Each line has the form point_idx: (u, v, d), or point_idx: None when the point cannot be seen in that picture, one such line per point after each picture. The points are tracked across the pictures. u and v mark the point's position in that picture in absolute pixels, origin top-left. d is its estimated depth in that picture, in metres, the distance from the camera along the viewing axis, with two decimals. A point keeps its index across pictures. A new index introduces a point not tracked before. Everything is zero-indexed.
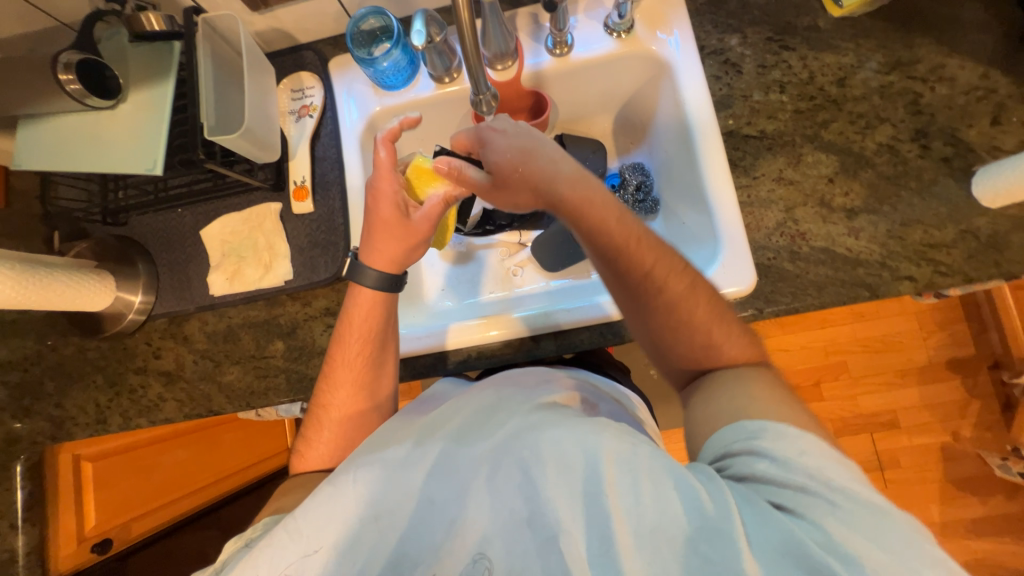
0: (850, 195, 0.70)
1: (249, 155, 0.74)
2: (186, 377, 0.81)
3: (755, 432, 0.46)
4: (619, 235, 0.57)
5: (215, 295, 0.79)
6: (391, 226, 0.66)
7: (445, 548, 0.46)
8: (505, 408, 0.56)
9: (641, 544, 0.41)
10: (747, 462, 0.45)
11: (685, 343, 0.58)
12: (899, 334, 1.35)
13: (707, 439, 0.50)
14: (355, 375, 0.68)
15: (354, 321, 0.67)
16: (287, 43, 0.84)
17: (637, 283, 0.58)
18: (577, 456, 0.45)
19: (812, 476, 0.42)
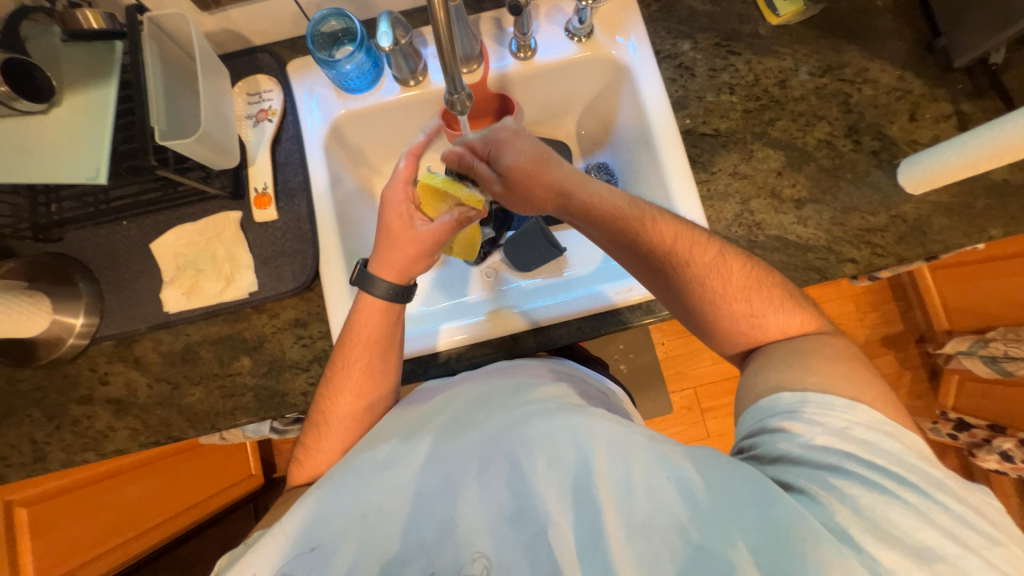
0: (796, 186, 0.76)
1: (204, 161, 0.70)
2: (139, 403, 0.75)
3: (796, 404, 0.49)
4: (634, 221, 0.61)
5: (170, 311, 0.74)
6: (397, 235, 0.67)
7: (436, 546, 0.45)
8: (498, 399, 0.57)
9: (631, 537, 0.43)
10: (781, 438, 0.49)
11: (724, 312, 0.60)
12: (840, 316, 1.47)
13: (746, 411, 0.54)
14: (358, 380, 0.66)
15: (357, 325, 0.66)
16: (240, 45, 0.80)
17: (665, 261, 0.60)
18: (568, 450, 0.47)
19: (851, 456, 0.45)
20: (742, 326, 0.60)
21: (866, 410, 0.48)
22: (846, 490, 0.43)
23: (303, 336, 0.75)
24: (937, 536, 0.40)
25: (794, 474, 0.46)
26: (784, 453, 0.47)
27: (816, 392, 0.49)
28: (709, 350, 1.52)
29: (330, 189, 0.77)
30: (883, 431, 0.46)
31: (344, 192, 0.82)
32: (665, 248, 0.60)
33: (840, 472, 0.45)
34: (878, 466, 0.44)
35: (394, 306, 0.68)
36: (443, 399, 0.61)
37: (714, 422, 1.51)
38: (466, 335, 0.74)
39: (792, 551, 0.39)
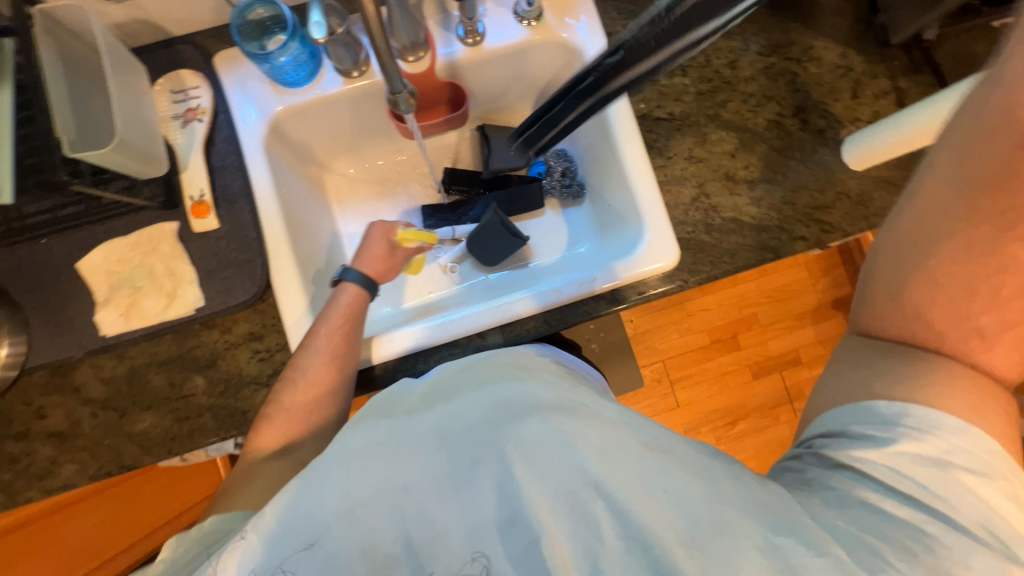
0: (749, 167, 0.77)
1: (129, 171, 0.65)
2: (84, 436, 0.70)
3: (893, 415, 0.45)
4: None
5: (108, 334, 0.69)
6: (379, 249, 0.75)
7: (431, 549, 0.45)
8: (493, 389, 0.55)
9: (629, 547, 0.43)
10: (860, 447, 0.45)
11: (947, 310, 0.45)
12: (793, 284, 1.57)
13: (835, 409, 0.49)
14: (333, 345, 0.66)
15: (343, 305, 0.70)
16: (157, 37, 0.73)
17: (1011, 197, 0.40)
18: (561, 456, 0.46)
19: (933, 490, 0.42)
20: (947, 329, 0.45)
21: (981, 437, 0.42)
22: (919, 525, 0.41)
23: (260, 350, 0.71)
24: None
25: (859, 488, 0.44)
26: (856, 462, 0.45)
27: (920, 407, 0.44)
28: (676, 324, 1.57)
29: (274, 191, 0.72)
30: (993, 471, 0.42)
31: (290, 194, 0.77)
32: (1010, 173, 0.40)
33: (920, 506, 0.42)
34: (966, 510, 0.41)
35: (363, 294, 0.71)
36: (444, 385, 0.59)
37: (683, 392, 1.57)
38: (426, 337, 0.73)
39: None
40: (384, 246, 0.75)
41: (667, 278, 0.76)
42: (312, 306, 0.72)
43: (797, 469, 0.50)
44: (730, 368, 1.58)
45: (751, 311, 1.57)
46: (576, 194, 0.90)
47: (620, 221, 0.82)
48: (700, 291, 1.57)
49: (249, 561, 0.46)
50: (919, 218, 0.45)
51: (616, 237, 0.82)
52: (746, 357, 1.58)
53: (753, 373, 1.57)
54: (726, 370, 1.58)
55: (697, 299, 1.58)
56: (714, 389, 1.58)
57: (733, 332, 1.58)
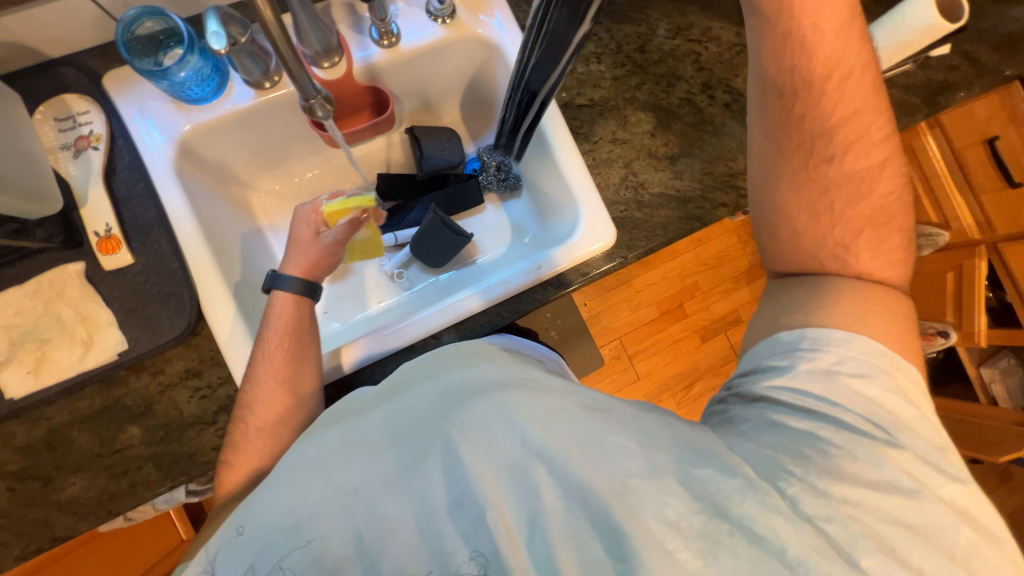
0: (669, 144, 0.82)
1: (10, 209, 0.58)
2: (2, 513, 0.62)
3: (792, 342, 0.52)
4: (818, 63, 0.49)
5: (16, 396, 0.61)
6: (307, 234, 0.70)
7: (378, 546, 0.44)
8: (438, 376, 0.54)
9: (569, 505, 0.43)
10: (769, 377, 0.52)
11: (812, 231, 0.54)
12: (726, 250, 1.69)
13: (755, 347, 0.56)
14: (277, 367, 0.62)
15: (276, 320, 0.65)
16: (30, 60, 0.65)
17: (802, 134, 0.52)
18: (502, 429, 0.46)
19: (827, 400, 0.48)
20: (823, 249, 0.54)
21: (866, 342, 0.49)
22: (819, 432, 0.47)
23: (200, 386, 0.67)
24: (896, 472, 0.45)
25: (770, 412, 0.50)
26: (767, 391, 0.51)
27: (815, 328, 0.51)
28: (627, 301, 1.64)
29: (193, 218, 0.67)
30: (880, 370, 0.49)
31: (212, 218, 0.72)
32: (802, 118, 0.51)
33: (821, 417, 0.48)
34: (856, 411, 0.47)
35: (303, 300, 0.67)
36: (394, 381, 0.58)
37: (641, 364, 1.65)
38: (380, 346, 0.72)
39: (719, 505, 0.43)
40: (312, 230, 0.70)
41: (607, 256, 0.79)
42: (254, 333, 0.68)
43: (723, 409, 0.55)
44: (681, 335, 1.67)
45: (692, 280, 1.68)
46: (513, 186, 0.92)
47: (555, 207, 0.84)
48: (645, 267, 1.65)
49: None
50: (749, 163, 0.57)
51: (554, 224, 0.85)
52: (694, 323, 1.68)
53: (701, 337, 1.68)
54: (677, 338, 1.67)
55: (643, 275, 1.65)
56: (669, 357, 1.67)
57: (679, 302, 1.67)
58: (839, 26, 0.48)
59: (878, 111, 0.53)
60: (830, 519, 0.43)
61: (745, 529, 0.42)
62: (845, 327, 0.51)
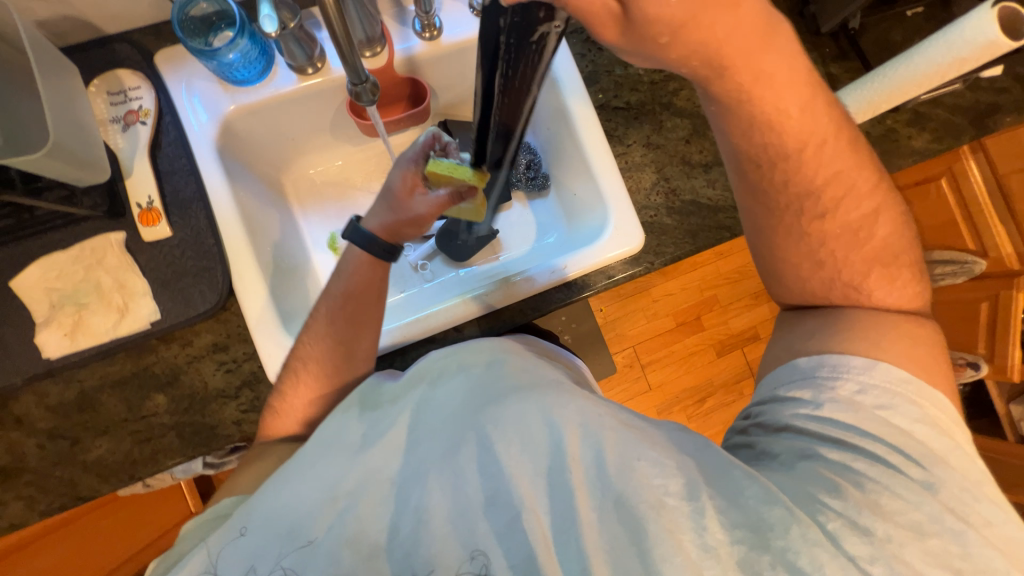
0: (703, 152, 0.81)
1: (64, 176, 0.60)
2: (31, 469, 0.64)
3: (811, 368, 0.52)
4: (790, 138, 0.48)
5: (51, 357, 0.63)
6: (409, 182, 0.63)
7: (414, 538, 0.45)
8: (472, 368, 0.55)
9: (603, 517, 0.44)
10: (791, 407, 0.51)
11: (818, 276, 0.55)
12: (749, 265, 1.66)
13: (771, 374, 0.56)
14: (338, 329, 0.62)
15: (349, 274, 0.64)
16: (89, 36, 0.68)
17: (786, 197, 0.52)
18: (540, 431, 0.47)
19: (851, 429, 0.47)
20: (833, 290, 0.55)
21: (887, 369, 0.49)
22: (851, 464, 0.46)
23: (226, 361, 0.68)
24: (940, 511, 0.43)
25: (799, 444, 0.49)
26: (788, 420, 0.50)
27: (833, 355, 0.51)
28: (644, 310, 1.63)
29: (231, 196, 0.68)
30: (908, 399, 0.48)
31: (248, 198, 0.73)
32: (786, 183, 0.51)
33: (848, 447, 0.47)
34: (886, 441, 0.46)
35: (378, 262, 0.64)
36: (426, 369, 0.57)
37: (654, 374, 1.63)
38: (404, 333, 0.72)
39: (762, 532, 0.41)
40: (411, 183, 0.63)
41: (634, 260, 0.79)
42: (280, 313, 0.69)
43: (746, 442, 0.53)
44: (696, 348, 1.65)
45: (712, 293, 1.65)
46: (541, 186, 0.92)
47: (585, 208, 0.84)
48: (665, 277, 1.63)
49: (238, 558, 0.46)
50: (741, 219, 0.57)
51: (583, 225, 0.84)
52: (710, 336, 1.65)
53: (717, 351, 1.65)
54: (693, 351, 1.65)
55: (661, 285, 1.63)
56: (682, 369, 1.64)
57: (697, 315, 1.65)
58: (803, 103, 0.47)
59: (861, 162, 0.53)
60: (874, 560, 0.40)
61: (787, 562, 0.40)
62: (862, 353, 0.50)
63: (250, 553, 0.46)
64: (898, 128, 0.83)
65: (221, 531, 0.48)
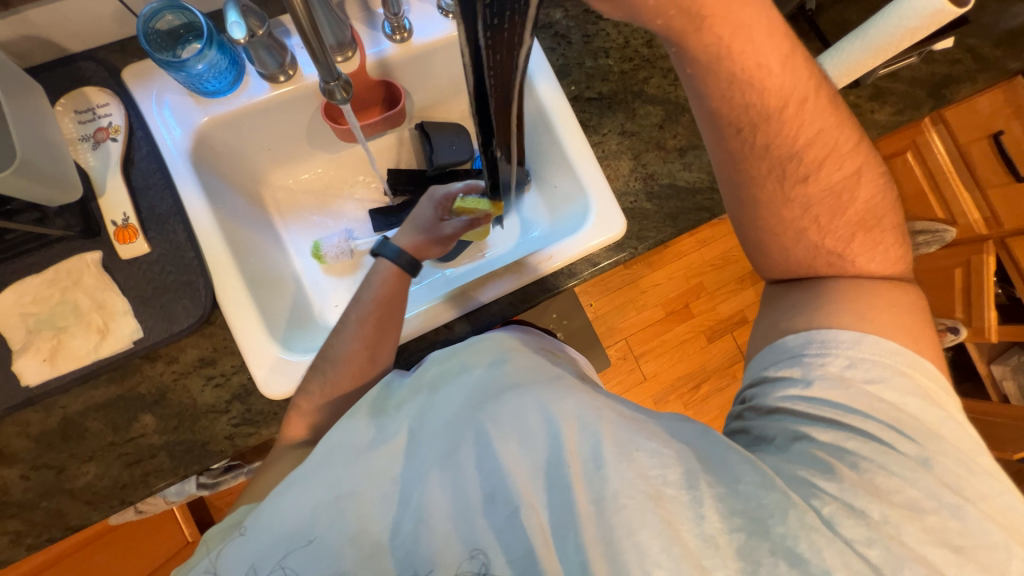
0: (677, 137, 0.83)
1: (35, 196, 0.59)
2: (15, 502, 0.62)
3: (799, 347, 0.52)
4: (771, 96, 0.47)
5: (31, 384, 0.61)
6: (427, 219, 0.71)
7: (414, 538, 0.44)
8: (474, 372, 0.56)
9: (601, 513, 0.42)
10: (781, 387, 0.51)
11: (803, 245, 0.55)
12: (733, 250, 1.68)
13: (760, 353, 0.56)
14: (366, 337, 0.64)
15: (377, 284, 0.67)
16: (52, 55, 0.67)
17: (770, 161, 0.51)
18: (538, 426, 0.47)
19: (842, 407, 0.48)
20: (817, 259, 0.55)
21: (875, 341, 0.49)
22: (844, 444, 0.46)
23: (214, 375, 0.67)
24: (936, 487, 0.43)
25: (790, 425, 0.49)
26: (778, 402, 0.51)
27: (820, 330, 0.52)
28: (634, 302, 1.64)
29: (208, 210, 0.68)
30: (898, 373, 0.49)
31: (227, 210, 0.73)
32: (771, 146, 0.50)
33: (839, 426, 0.47)
34: (877, 418, 0.47)
35: (403, 275, 0.68)
36: (429, 373, 0.58)
37: (648, 365, 1.65)
38: None
39: (762, 520, 0.41)
40: (440, 212, 0.71)
41: (617, 248, 0.80)
42: (267, 323, 0.68)
43: (742, 427, 0.54)
44: (687, 336, 1.67)
45: (698, 280, 1.67)
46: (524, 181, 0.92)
47: (567, 200, 0.85)
48: (651, 267, 1.65)
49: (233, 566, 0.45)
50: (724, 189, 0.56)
51: (565, 218, 0.85)
52: (700, 323, 1.68)
53: (707, 337, 1.67)
54: (684, 339, 1.67)
55: (649, 276, 1.65)
56: (675, 358, 1.66)
57: (685, 303, 1.67)
58: (784, 57, 0.45)
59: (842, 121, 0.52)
60: (871, 543, 0.41)
61: (786, 549, 0.40)
62: (850, 327, 0.51)
63: (247, 551, 0.45)
64: (862, 104, 0.86)
65: (224, 543, 0.48)
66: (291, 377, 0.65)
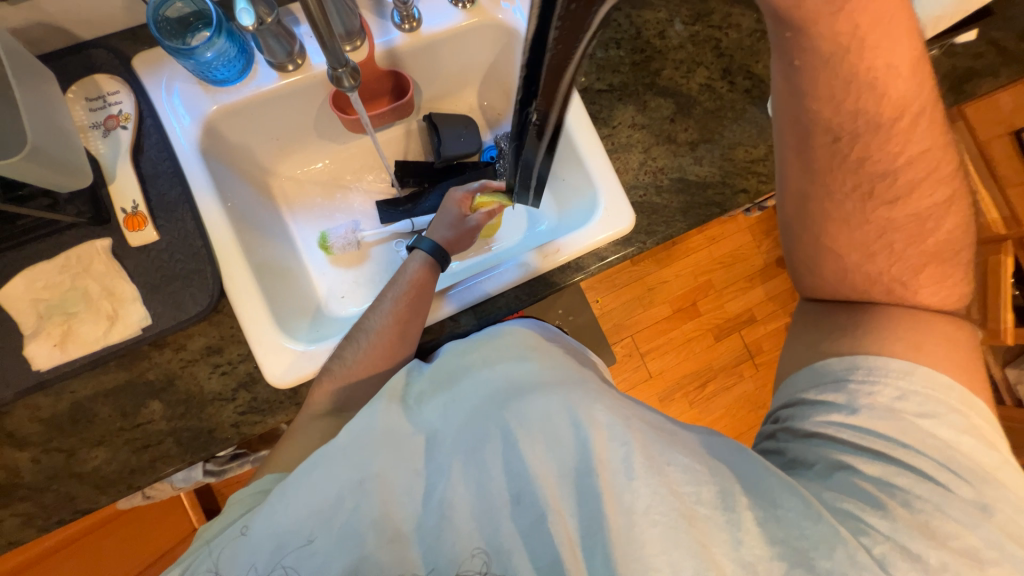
0: (689, 130, 0.82)
1: (45, 180, 0.59)
2: (26, 485, 0.63)
3: (841, 373, 0.50)
4: (888, 105, 0.45)
5: (41, 369, 0.62)
6: (454, 217, 0.73)
7: (437, 534, 0.44)
8: (498, 370, 0.55)
9: (630, 524, 0.42)
10: (823, 412, 0.50)
11: (865, 269, 0.52)
12: (743, 248, 1.67)
13: (797, 373, 0.54)
14: (396, 320, 0.66)
15: (411, 272, 0.69)
16: (64, 42, 0.67)
17: (858, 175, 0.48)
18: (566, 431, 0.47)
19: (890, 439, 0.46)
20: (875, 286, 0.52)
21: (928, 373, 0.47)
22: (893, 480, 0.44)
23: (221, 363, 0.67)
24: (998, 536, 0.41)
25: (831, 453, 0.48)
26: (818, 427, 0.49)
27: (867, 357, 0.49)
28: (640, 299, 1.63)
29: (217, 199, 0.68)
30: (955, 411, 0.46)
31: (235, 200, 0.73)
32: (863, 160, 0.48)
33: (885, 459, 0.45)
34: (930, 455, 0.45)
35: (434, 266, 0.70)
36: (451, 367, 0.58)
37: (654, 362, 1.64)
38: None
39: (807, 553, 0.40)
40: (463, 210, 0.74)
41: (626, 241, 0.79)
42: (275, 313, 0.69)
43: (776, 448, 0.53)
44: (695, 334, 1.65)
45: (706, 278, 1.66)
46: None
47: (576, 192, 0.84)
48: (659, 264, 1.64)
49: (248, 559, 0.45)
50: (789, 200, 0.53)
51: (574, 211, 0.84)
52: (708, 321, 1.66)
53: (715, 336, 1.66)
54: (691, 337, 1.65)
55: (657, 273, 1.64)
56: (682, 355, 1.65)
57: (693, 300, 1.65)
58: (912, 63, 0.43)
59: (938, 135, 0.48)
60: None
61: None
62: (901, 357, 0.48)
63: (249, 551, 0.45)
64: None
65: (225, 542, 0.48)
66: (297, 366, 0.66)
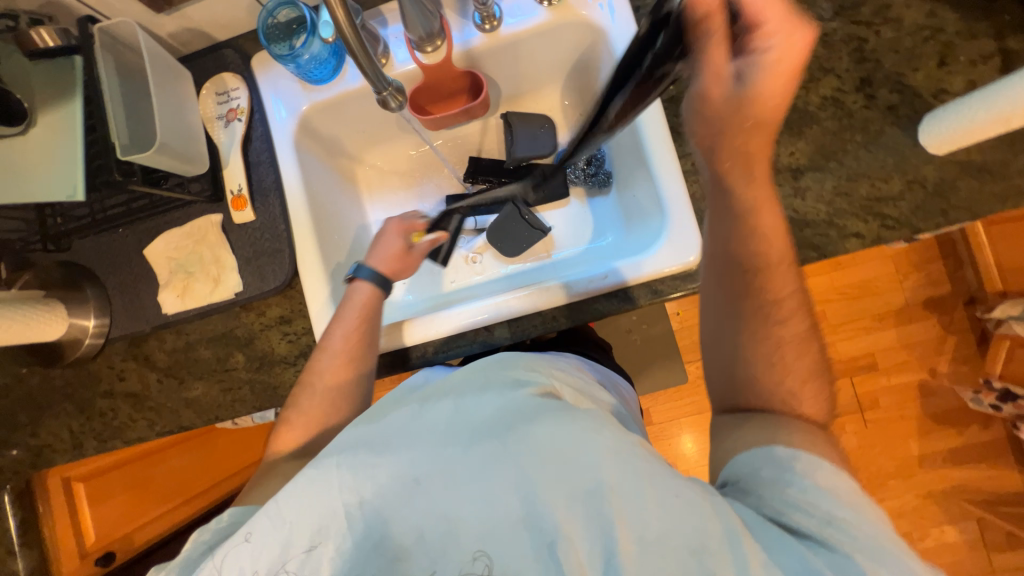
0: (795, 154, 0.68)
1: (171, 169, 0.71)
2: (151, 397, 0.81)
3: (785, 459, 0.47)
4: (774, 253, 0.54)
5: (168, 313, 0.78)
6: (395, 248, 0.77)
7: (447, 546, 0.46)
8: (501, 388, 0.54)
9: (643, 551, 0.42)
10: (776, 488, 0.45)
11: (770, 372, 0.53)
12: (878, 278, 1.38)
13: (738, 455, 0.51)
14: (348, 350, 0.70)
15: (358, 302, 0.73)
16: (205, 43, 0.80)
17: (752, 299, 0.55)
18: (577, 454, 0.46)
19: (836, 513, 0.43)
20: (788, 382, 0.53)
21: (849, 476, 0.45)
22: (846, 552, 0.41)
23: (289, 332, 0.78)
24: None
25: (783, 521, 0.44)
26: (773, 505, 0.45)
27: (807, 454, 0.47)
28: None
29: (301, 186, 0.77)
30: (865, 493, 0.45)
31: (319, 187, 0.81)
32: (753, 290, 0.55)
33: (837, 525, 0.42)
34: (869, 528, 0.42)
35: (378, 292, 0.74)
36: (454, 381, 0.58)
37: None
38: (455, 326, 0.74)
39: None
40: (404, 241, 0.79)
41: (689, 277, 0.70)
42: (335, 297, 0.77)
43: None
44: None
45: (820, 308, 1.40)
46: (602, 182, 0.87)
47: (644, 212, 0.77)
48: None
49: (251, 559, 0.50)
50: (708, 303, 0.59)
51: (637, 233, 0.78)
52: None
53: None
54: None
55: None
56: None
57: None
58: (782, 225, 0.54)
59: None
60: None
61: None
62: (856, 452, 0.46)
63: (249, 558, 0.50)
64: None
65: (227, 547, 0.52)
66: None
